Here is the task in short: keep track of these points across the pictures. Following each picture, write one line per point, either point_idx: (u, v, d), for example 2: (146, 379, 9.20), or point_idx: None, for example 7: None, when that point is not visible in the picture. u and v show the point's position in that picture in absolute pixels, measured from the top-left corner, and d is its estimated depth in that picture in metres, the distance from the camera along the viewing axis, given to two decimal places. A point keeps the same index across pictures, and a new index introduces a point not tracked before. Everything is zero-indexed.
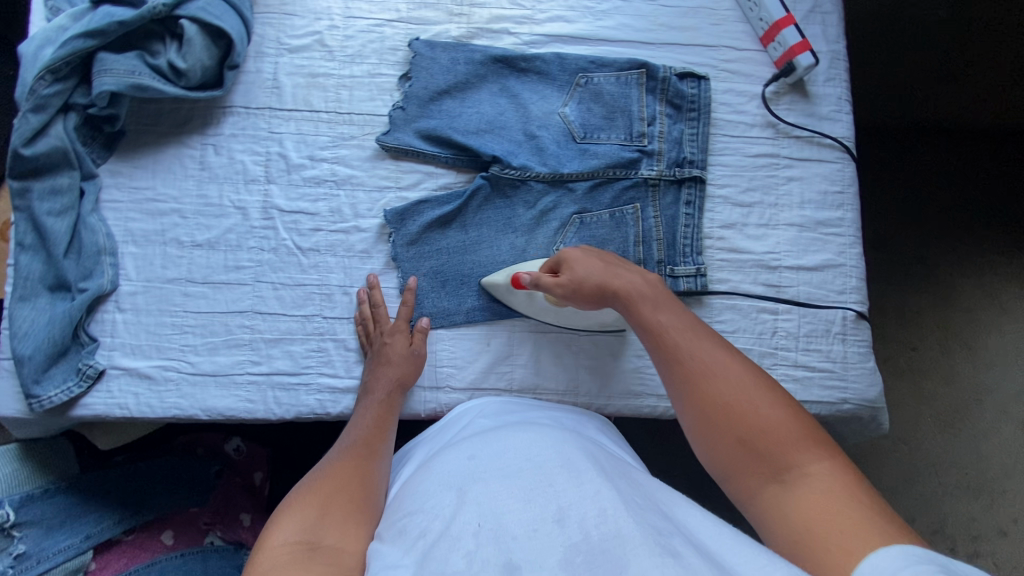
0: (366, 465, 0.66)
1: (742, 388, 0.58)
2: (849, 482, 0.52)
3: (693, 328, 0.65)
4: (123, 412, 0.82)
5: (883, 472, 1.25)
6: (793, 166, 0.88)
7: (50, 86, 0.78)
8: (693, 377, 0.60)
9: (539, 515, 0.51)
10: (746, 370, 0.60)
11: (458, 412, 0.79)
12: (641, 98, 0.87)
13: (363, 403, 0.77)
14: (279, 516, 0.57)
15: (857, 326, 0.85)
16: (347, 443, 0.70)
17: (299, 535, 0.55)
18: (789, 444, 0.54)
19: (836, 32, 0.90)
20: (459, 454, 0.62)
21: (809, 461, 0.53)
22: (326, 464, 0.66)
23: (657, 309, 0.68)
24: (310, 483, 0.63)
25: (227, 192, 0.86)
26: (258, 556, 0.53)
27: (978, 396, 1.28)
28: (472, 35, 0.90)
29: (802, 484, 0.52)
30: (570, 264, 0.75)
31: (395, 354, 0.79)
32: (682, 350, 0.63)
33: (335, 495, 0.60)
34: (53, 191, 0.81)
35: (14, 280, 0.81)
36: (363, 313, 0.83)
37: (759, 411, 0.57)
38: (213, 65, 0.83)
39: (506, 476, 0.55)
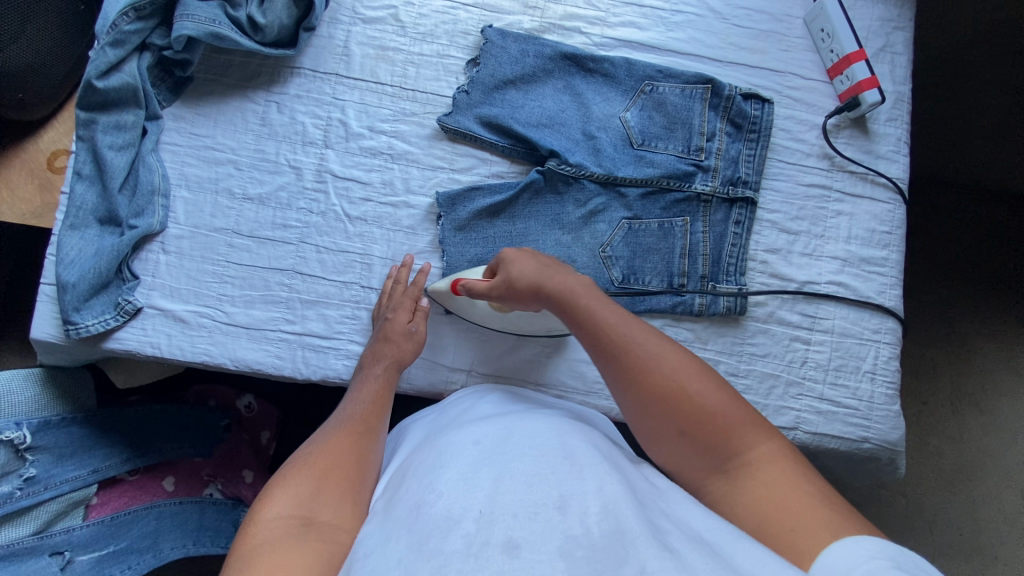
0: (363, 442, 0.66)
1: (671, 380, 0.59)
2: (790, 464, 0.54)
3: (624, 320, 0.64)
4: (154, 351, 0.83)
5: (880, 520, 1.25)
6: (843, 200, 0.88)
7: (132, 23, 0.80)
8: (631, 371, 0.60)
9: (541, 502, 0.50)
10: (683, 359, 0.61)
11: (458, 396, 0.79)
12: (703, 113, 0.88)
13: (360, 377, 0.76)
14: (272, 487, 0.58)
15: (887, 367, 0.85)
16: (344, 414, 0.70)
17: (292, 509, 0.56)
18: (733, 434, 0.56)
19: (904, 73, 0.90)
20: (434, 436, 0.62)
21: (754, 445, 0.55)
22: (322, 435, 0.66)
23: (591, 300, 0.67)
24: (305, 453, 0.63)
25: (284, 150, 0.87)
26: (251, 523, 0.54)
27: (986, 458, 1.27)
28: (544, 30, 0.91)
29: (747, 474, 0.55)
30: (508, 263, 0.75)
31: (396, 331, 0.79)
32: (620, 346, 0.62)
33: (329, 468, 0.60)
34: (117, 126, 0.82)
35: (67, 208, 0.82)
36: (387, 288, 0.83)
37: (692, 401, 0.58)
38: (290, 24, 0.84)
39: (507, 465, 0.55)
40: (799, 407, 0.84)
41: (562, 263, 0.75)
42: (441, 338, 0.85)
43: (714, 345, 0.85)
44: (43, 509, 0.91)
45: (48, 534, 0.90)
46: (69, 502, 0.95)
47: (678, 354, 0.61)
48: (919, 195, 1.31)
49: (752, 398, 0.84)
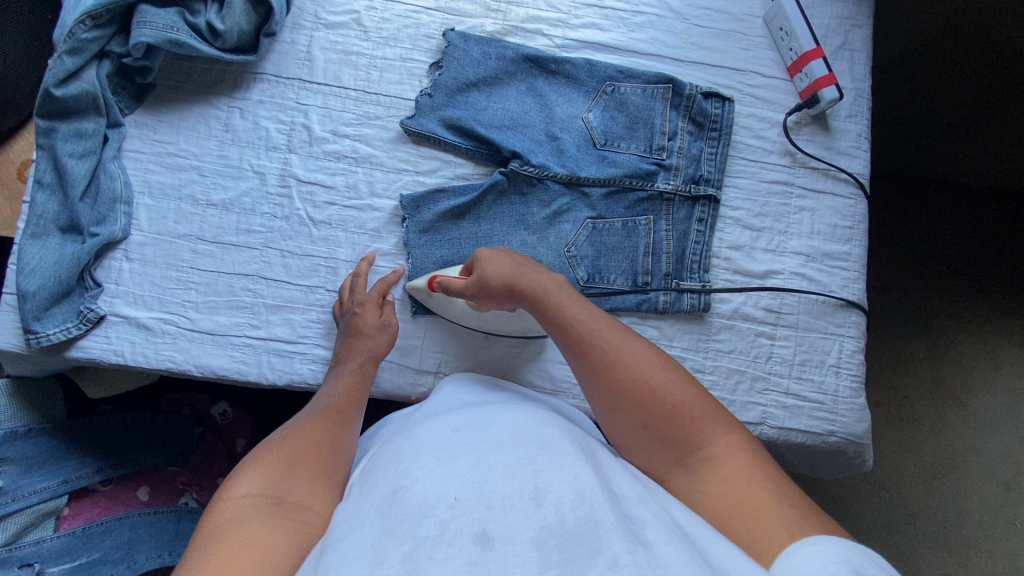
0: (340, 432, 0.66)
1: (640, 374, 0.60)
2: (748, 457, 0.55)
3: (594, 317, 0.66)
4: (118, 358, 0.82)
5: (858, 514, 1.25)
6: (805, 196, 0.89)
7: (89, 31, 0.79)
8: (604, 370, 0.61)
9: (516, 491, 0.50)
10: (648, 355, 0.62)
11: (440, 385, 0.78)
12: (665, 112, 0.88)
13: (334, 373, 0.76)
14: (243, 469, 0.58)
15: (853, 361, 0.85)
16: (320, 405, 0.69)
17: (265, 489, 0.55)
18: (693, 427, 0.57)
19: (862, 70, 0.91)
20: (431, 425, 0.62)
21: (716, 439, 0.56)
22: (299, 422, 0.66)
23: (566, 301, 0.69)
24: (281, 437, 0.63)
25: (247, 155, 0.87)
26: (220, 500, 0.54)
27: (964, 451, 1.28)
28: (507, 32, 0.91)
29: (709, 469, 0.55)
30: (483, 262, 0.76)
31: (367, 326, 0.78)
32: (591, 342, 0.64)
33: (302, 453, 0.60)
34: (77, 134, 0.82)
35: (28, 216, 0.82)
36: (344, 286, 0.83)
37: (657, 393, 0.59)
38: (250, 30, 0.83)
39: (483, 452, 0.55)
40: (765, 402, 0.85)
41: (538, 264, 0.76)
42: (408, 340, 0.85)
43: (680, 343, 0.86)
44: (12, 521, 0.91)
45: (17, 545, 0.90)
46: (38, 513, 0.94)
47: (647, 350, 0.62)
48: (887, 197, 1.36)
49: (718, 394, 0.85)
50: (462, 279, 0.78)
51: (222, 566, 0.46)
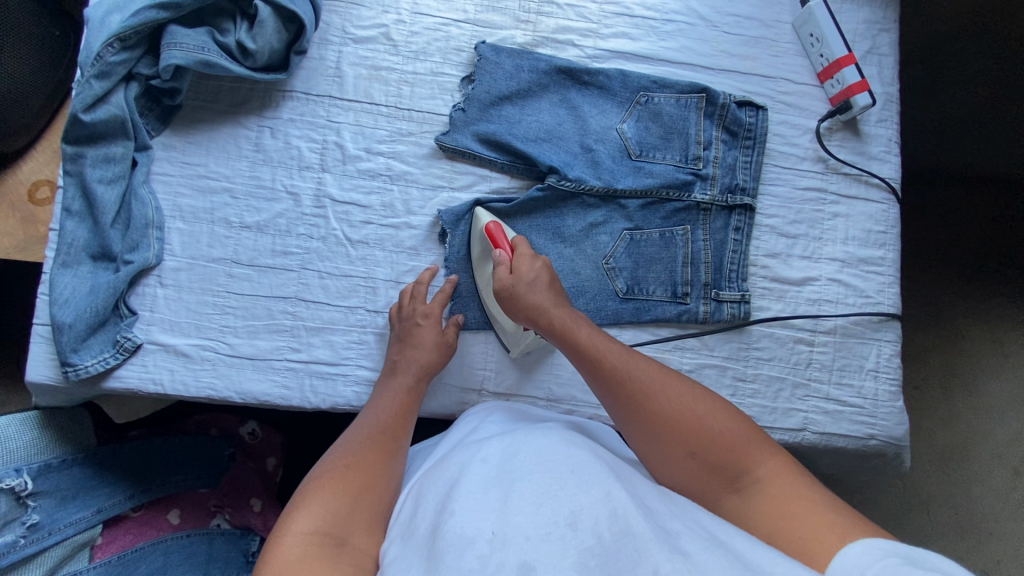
0: (389, 456, 0.66)
1: (684, 403, 0.62)
2: (799, 480, 0.57)
3: (625, 353, 0.68)
4: (156, 387, 0.81)
5: (879, 506, 1.28)
6: (839, 202, 0.90)
7: (117, 54, 0.77)
8: (640, 401, 0.63)
9: (552, 517, 0.50)
10: (677, 382, 0.64)
11: (474, 410, 0.79)
12: (699, 122, 0.88)
13: (384, 387, 0.76)
14: (301, 502, 0.58)
15: (890, 365, 0.87)
16: (370, 425, 0.69)
17: (324, 526, 0.56)
18: (741, 452, 0.58)
19: (891, 74, 0.92)
20: (459, 460, 0.62)
21: (763, 462, 0.58)
22: (349, 446, 0.66)
23: (593, 337, 0.70)
24: (332, 464, 0.63)
25: (280, 176, 0.85)
26: (275, 541, 0.54)
27: (977, 439, 1.31)
28: (537, 43, 0.90)
29: (761, 493, 0.56)
30: (527, 269, 0.77)
31: (425, 339, 0.78)
32: (623, 373, 0.65)
33: (359, 482, 0.61)
34: (106, 159, 0.80)
35: (58, 245, 0.80)
36: (407, 290, 0.82)
37: (703, 422, 0.60)
38: (281, 48, 0.81)
39: (512, 482, 0.55)
40: (806, 408, 0.85)
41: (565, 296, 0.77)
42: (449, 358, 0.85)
43: (721, 353, 0.86)
44: (48, 555, 0.89)
45: None
46: (72, 546, 0.92)
47: (675, 381, 0.64)
48: (915, 180, 1.35)
49: (760, 402, 0.85)
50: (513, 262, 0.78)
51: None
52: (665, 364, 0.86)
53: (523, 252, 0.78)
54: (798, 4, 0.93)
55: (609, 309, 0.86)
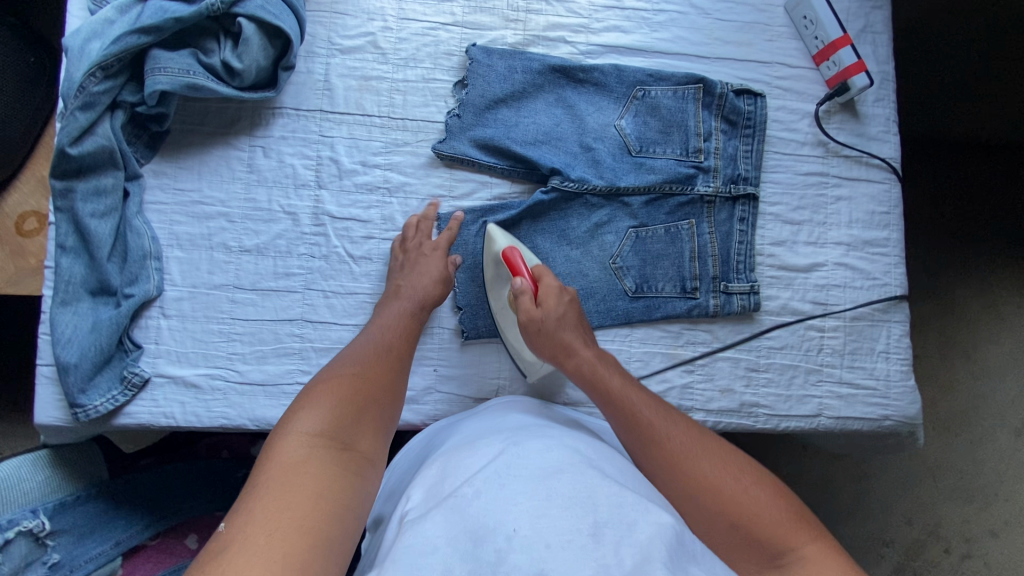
0: (393, 377, 0.69)
1: (720, 468, 0.61)
2: (837, 562, 0.55)
3: (661, 410, 0.68)
4: (168, 421, 0.79)
5: (889, 478, 1.30)
6: (841, 185, 0.89)
7: (100, 83, 0.74)
8: (676, 462, 0.62)
9: (575, 526, 0.49)
10: (715, 447, 0.64)
11: (496, 401, 0.78)
12: (697, 113, 0.87)
13: (386, 303, 0.78)
14: (305, 404, 0.61)
15: (900, 345, 0.87)
16: (374, 344, 0.72)
17: (326, 430, 0.59)
18: (782, 528, 0.57)
19: (886, 52, 0.91)
20: (493, 447, 0.61)
21: (804, 542, 0.57)
22: (356, 359, 0.69)
23: (626, 389, 0.70)
24: (340, 371, 0.66)
25: (276, 196, 0.83)
26: (281, 436, 0.58)
27: (978, 403, 1.33)
28: (529, 43, 0.88)
29: (801, 572, 0.54)
30: (548, 304, 0.76)
31: (428, 267, 0.79)
32: (660, 430, 0.65)
33: (360, 397, 0.64)
34: (96, 192, 0.78)
35: (55, 283, 0.78)
36: (410, 223, 0.83)
37: (740, 489, 0.60)
38: (268, 65, 0.79)
39: (544, 481, 0.53)
40: (821, 394, 0.86)
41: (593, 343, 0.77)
42: (462, 369, 0.84)
43: (734, 345, 0.86)
44: None
45: None
46: None
47: (713, 445, 0.64)
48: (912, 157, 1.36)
49: (775, 391, 0.86)
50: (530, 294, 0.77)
51: (284, 508, 0.50)
52: (678, 360, 0.86)
53: (548, 284, 0.78)
54: None
55: (619, 309, 0.85)
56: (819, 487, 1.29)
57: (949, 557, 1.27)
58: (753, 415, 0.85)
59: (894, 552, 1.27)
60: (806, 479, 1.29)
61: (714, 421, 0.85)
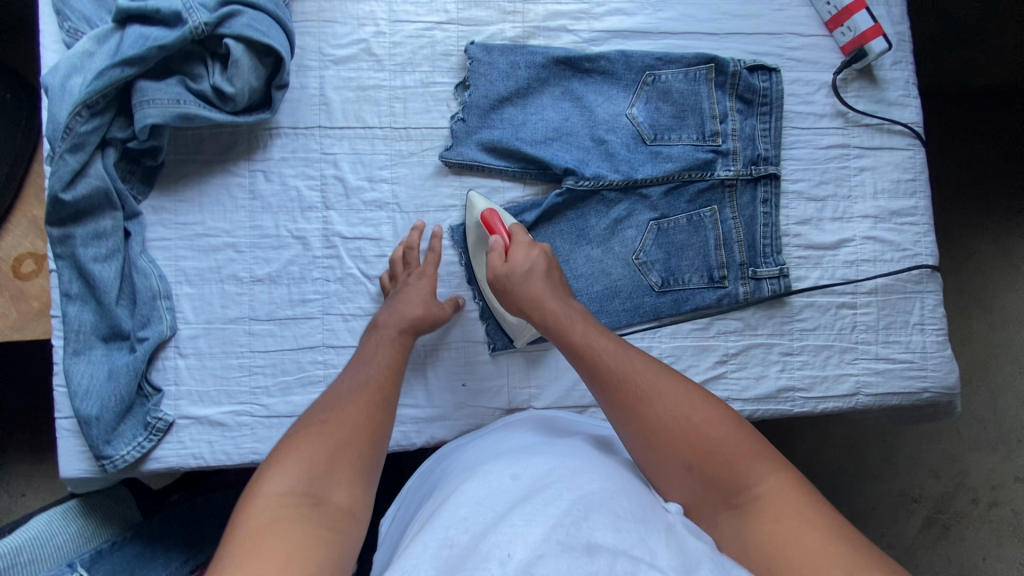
0: (378, 413, 0.62)
1: (680, 409, 0.58)
2: (802, 498, 0.51)
3: (620, 349, 0.65)
4: (198, 462, 0.77)
5: (914, 438, 1.30)
6: (864, 155, 0.86)
7: (87, 122, 0.70)
8: (636, 404, 0.59)
9: (568, 541, 0.46)
10: (676, 386, 0.60)
11: (497, 430, 0.74)
12: (711, 94, 0.84)
13: (367, 338, 0.72)
14: (279, 459, 0.55)
15: (935, 314, 0.85)
16: (358, 379, 0.65)
17: (305, 489, 0.53)
18: (743, 466, 0.54)
19: (900, 11, 0.87)
20: (493, 475, 0.59)
21: (763, 478, 0.53)
22: (335, 400, 0.62)
23: (587, 332, 0.67)
24: (314, 417, 0.59)
25: (283, 221, 0.80)
26: (249, 498, 0.51)
27: (999, 354, 1.32)
28: (529, 35, 0.84)
29: (756, 511, 0.51)
30: (515, 255, 0.73)
31: (413, 294, 0.75)
32: (616, 373, 0.62)
33: (341, 442, 0.57)
34: (96, 235, 0.74)
35: (65, 333, 0.75)
36: (396, 256, 0.79)
37: (700, 428, 0.56)
38: (261, 85, 0.75)
39: (536, 503, 0.51)
40: (857, 371, 0.84)
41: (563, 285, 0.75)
42: (490, 381, 0.82)
43: (766, 331, 0.84)
44: None
45: None
46: None
47: (673, 383, 0.61)
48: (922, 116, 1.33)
49: (811, 373, 0.84)
50: (501, 253, 0.74)
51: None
52: (710, 351, 0.84)
53: (519, 240, 0.75)
54: None
55: (646, 306, 0.83)
56: (845, 453, 1.29)
57: (978, 509, 1.28)
58: (790, 399, 0.84)
59: (922, 507, 1.27)
60: (830, 446, 1.29)
61: (752, 409, 0.84)
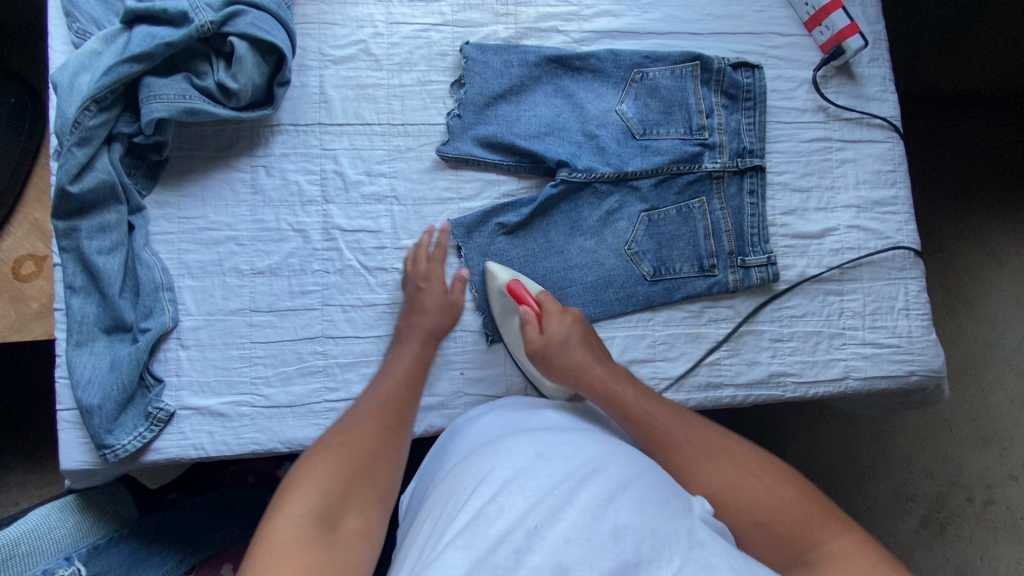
0: (391, 441, 0.64)
1: (734, 468, 0.59)
2: (872, 553, 0.51)
3: (672, 411, 0.67)
4: (198, 452, 0.78)
5: (906, 432, 1.31)
6: (845, 148, 0.90)
7: (95, 117, 0.73)
8: (686, 467, 0.60)
9: (596, 529, 0.47)
10: (726, 443, 0.62)
11: (505, 404, 0.76)
12: (697, 91, 0.87)
13: (395, 352, 0.76)
14: (298, 478, 0.56)
15: (919, 300, 0.88)
16: (378, 397, 0.68)
17: (322, 509, 0.53)
18: (806, 526, 0.54)
19: (875, 12, 0.91)
20: (516, 448, 0.59)
21: (831, 537, 0.53)
22: (355, 419, 0.64)
23: (636, 395, 0.69)
24: (335, 437, 0.62)
25: (284, 215, 0.82)
26: (275, 509, 0.53)
27: (986, 351, 1.34)
28: (521, 36, 0.88)
29: (829, 565, 0.50)
30: (552, 326, 0.76)
31: (430, 302, 0.78)
32: (671, 434, 0.63)
33: (359, 461, 0.59)
34: (101, 228, 0.76)
35: (68, 324, 0.76)
36: (411, 254, 0.82)
37: (758, 486, 0.57)
38: (264, 82, 0.78)
39: (562, 483, 0.52)
40: (846, 356, 0.86)
41: (602, 350, 0.77)
42: (489, 369, 0.83)
43: (755, 318, 0.86)
44: None
45: None
46: None
47: (723, 441, 0.62)
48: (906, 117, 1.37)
49: (801, 358, 0.86)
50: (534, 328, 0.77)
51: None
52: (703, 338, 0.86)
53: (549, 310, 0.78)
54: None
55: (639, 294, 0.85)
56: (840, 449, 1.30)
57: (973, 506, 1.29)
58: (782, 384, 0.85)
59: (919, 506, 1.28)
60: (824, 442, 1.30)
61: (744, 395, 0.85)
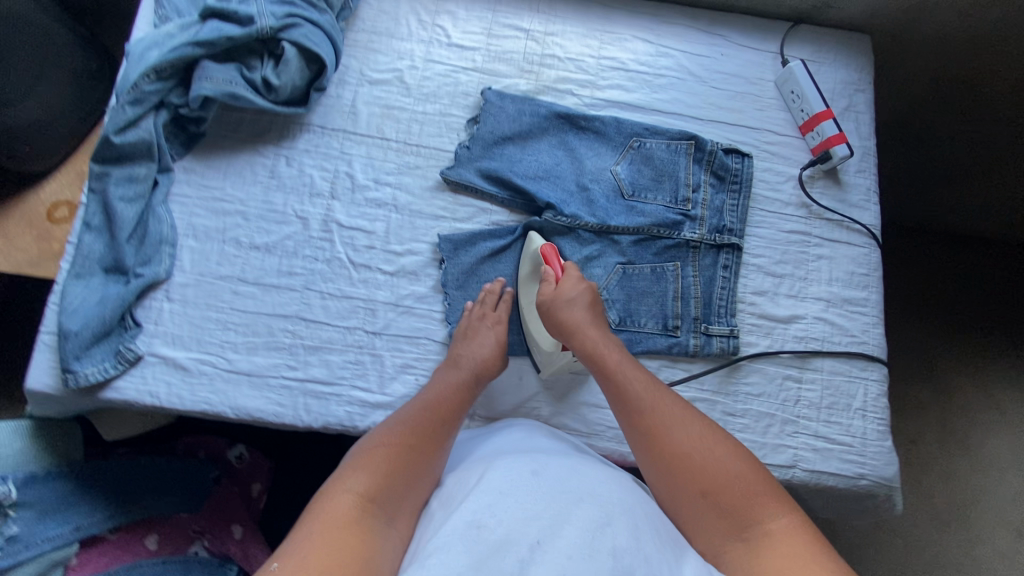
0: (433, 445, 0.67)
1: (701, 440, 0.64)
2: (809, 537, 0.55)
3: (651, 382, 0.71)
4: (152, 400, 0.82)
5: (881, 563, 1.21)
6: (823, 245, 0.94)
7: (152, 84, 0.84)
8: (637, 409, 0.68)
9: (595, 545, 0.51)
10: (697, 423, 0.66)
11: (511, 425, 0.78)
12: (688, 166, 0.94)
13: (444, 370, 0.79)
14: (350, 466, 0.62)
15: (878, 404, 0.88)
16: (424, 405, 0.71)
17: (367, 495, 0.58)
18: (753, 500, 0.58)
19: (868, 130, 0.99)
20: (519, 463, 0.62)
21: (773, 517, 0.57)
22: (405, 419, 0.69)
23: (621, 363, 0.74)
24: (387, 435, 0.66)
25: (291, 202, 0.90)
26: (329, 493, 0.58)
27: (977, 497, 1.26)
28: (539, 91, 0.98)
29: (766, 545, 0.55)
30: (565, 288, 0.80)
31: (480, 328, 0.83)
32: (644, 403, 0.69)
33: (400, 461, 0.63)
34: (128, 179, 0.85)
35: (73, 257, 0.83)
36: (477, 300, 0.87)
37: (716, 460, 0.62)
38: (302, 85, 0.89)
39: (564, 504, 0.55)
40: (795, 445, 0.86)
41: (603, 321, 0.80)
42: None
43: (711, 387, 0.87)
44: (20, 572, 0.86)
45: None
46: (46, 563, 0.89)
47: (696, 420, 0.66)
48: (897, 242, 1.41)
49: (750, 437, 0.86)
50: (550, 283, 0.82)
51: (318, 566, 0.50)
52: None
53: (570, 274, 0.82)
54: (779, 65, 1.01)
55: None
56: None
57: None
58: None
59: None
60: None
61: None
